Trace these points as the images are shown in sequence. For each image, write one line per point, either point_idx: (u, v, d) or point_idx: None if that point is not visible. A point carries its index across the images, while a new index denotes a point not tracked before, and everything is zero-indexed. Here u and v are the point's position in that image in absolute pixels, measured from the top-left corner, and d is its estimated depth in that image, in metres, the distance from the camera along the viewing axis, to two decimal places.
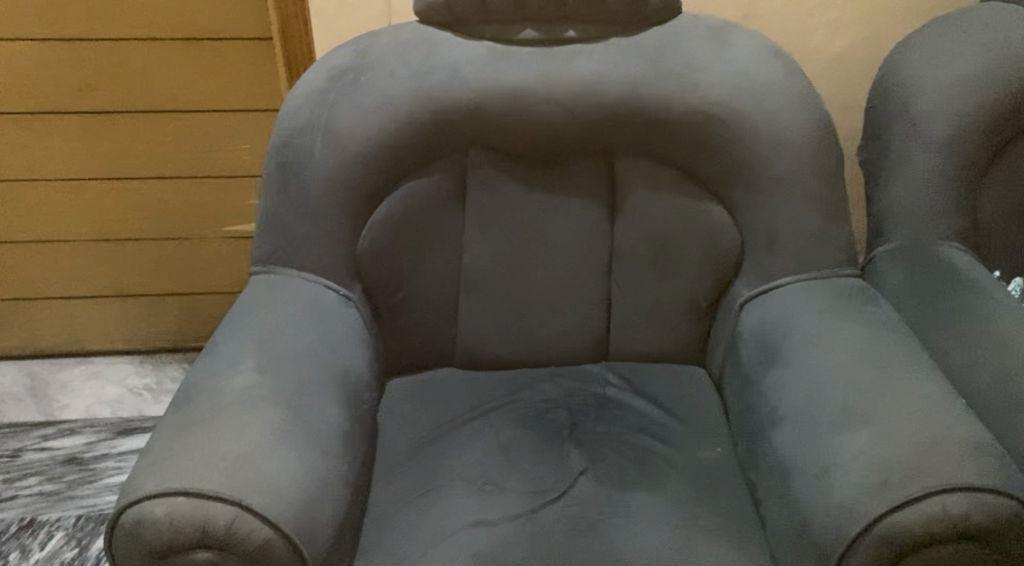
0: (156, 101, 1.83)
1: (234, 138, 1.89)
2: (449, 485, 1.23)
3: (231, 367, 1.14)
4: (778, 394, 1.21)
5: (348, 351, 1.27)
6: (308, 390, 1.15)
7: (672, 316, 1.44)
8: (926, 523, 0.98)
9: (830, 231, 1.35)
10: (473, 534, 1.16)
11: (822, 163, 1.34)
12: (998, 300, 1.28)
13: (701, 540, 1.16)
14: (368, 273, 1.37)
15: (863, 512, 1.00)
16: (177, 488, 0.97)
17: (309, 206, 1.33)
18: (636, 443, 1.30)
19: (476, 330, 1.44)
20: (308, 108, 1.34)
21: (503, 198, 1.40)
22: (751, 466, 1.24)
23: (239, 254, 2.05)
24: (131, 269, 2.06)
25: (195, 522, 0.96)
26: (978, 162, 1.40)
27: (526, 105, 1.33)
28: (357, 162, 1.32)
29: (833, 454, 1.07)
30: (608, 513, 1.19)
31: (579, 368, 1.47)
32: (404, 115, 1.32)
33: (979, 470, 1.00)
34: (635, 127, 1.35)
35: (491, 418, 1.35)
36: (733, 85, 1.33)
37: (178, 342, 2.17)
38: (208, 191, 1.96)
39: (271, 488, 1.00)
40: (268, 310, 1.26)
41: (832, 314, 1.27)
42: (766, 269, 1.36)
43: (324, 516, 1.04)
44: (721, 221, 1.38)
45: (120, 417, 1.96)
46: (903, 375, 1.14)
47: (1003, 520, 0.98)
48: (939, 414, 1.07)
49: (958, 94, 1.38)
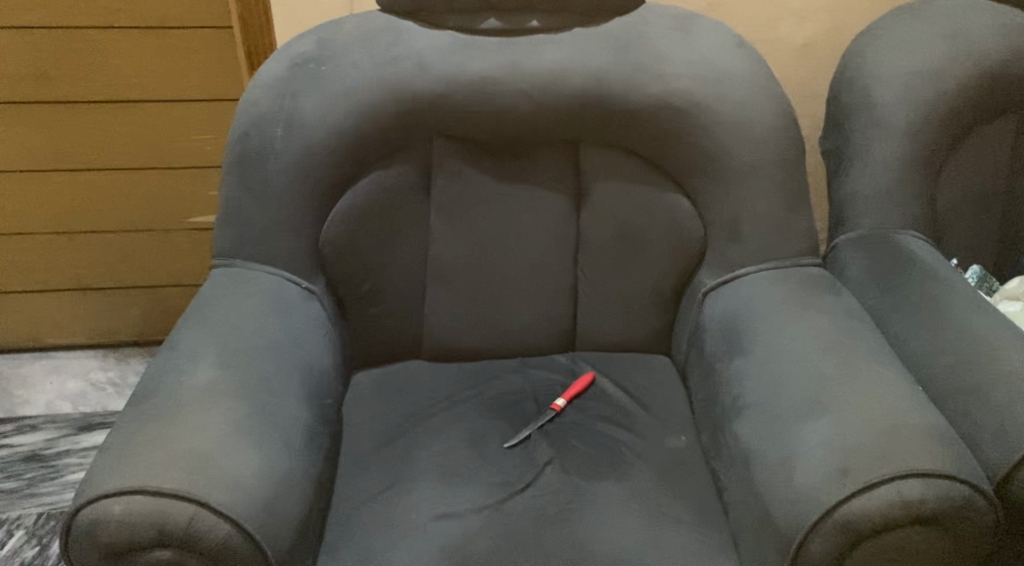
0: (116, 91, 1.81)
1: (196, 128, 1.87)
2: (415, 478, 1.23)
3: (191, 362, 1.13)
4: (740, 383, 1.22)
5: (311, 344, 1.26)
6: (270, 384, 1.14)
7: (637, 306, 1.44)
8: (883, 508, 0.98)
9: (793, 220, 1.36)
10: (439, 525, 1.16)
11: (785, 153, 1.35)
12: (956, 287, 1.29)
13: (667, 528, 1.16)
14: (332, 266, 1.36)
15: (822, 499, 1.01)
16: (136, 486, 0.96)
17: (270, 198, 1.31)
18: (602, 433, 1.31)
19: (442, 321, 1.43)
20: (268, 98, 1.32)
21: (467, 189, 1.39)
22: (714, 454, 1.25)
23: (202, 246, 2.03)
24: (92, 262, 2.02)
25: (153, 521, 0.95)
26: (938, 151, 1.42)
27: (489, 95, 1.33)
28: (319, 153, 1.31)
29: (794, 442, 1.08)
30: (574, 503, 1.19)
31: (546, 358, 1.47)
32: (365, 106, 1.31)
33: (934, 456, 1.01)
34: (599, 117, 1.35)
35: (457, 409, 1.35)
36: (697, 75, 1.33)
37: (141, 335, 2.14)
38: (171, 181, 1.93)
39: (231, 484, 0.99)
40: (229, 303, 1.25)
41: (794, 303, 1.28)
42: (729, 259, 1.37)
43: (286, 511, 1.02)
44: (685, 211, 1.38)
45: (82, 412, 1.93)
46: (863, 363, 1.15)
47: (958, 505, 0.99)
48: (899, 402, 1.08)
49: (918, 83, 1.39)
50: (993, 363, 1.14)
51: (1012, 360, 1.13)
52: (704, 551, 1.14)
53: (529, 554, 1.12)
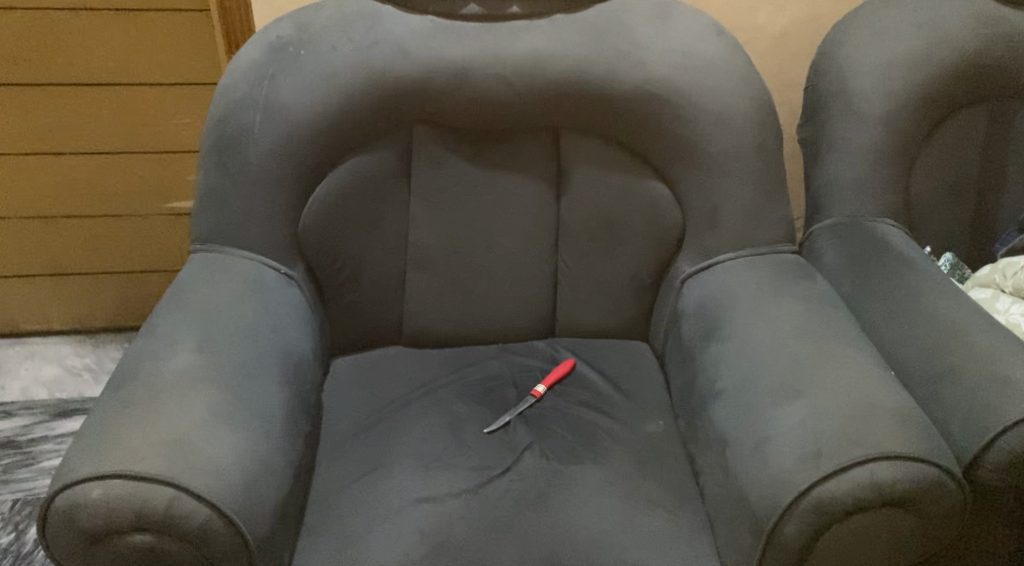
0: (91, 75, 1.79)
1: (173, 113, 1.85)
2: (394, 463, 1.23)
3: (169, 347, 1.13)
4: (716, 368, 1.24)
5: (289, 329, 1.25)
6: (249, 369, 1.14)
7: (615, 292, 1.45)
8: (855, 490, 1.00)
9: (770, 207, 1.37)
10: (418, 510, 1.16)
11: (762, 140, 1.36)
12: (929, 274, 1.31)
13: (644, 512, 1.17)
14: (311, 251, 1.36)
15: (795, 482, 1.02)
16: (113, 471, 0.96)
17: (248, 183, 1.31)
18: (580, 418, 1.32)
19: (421, 307, 1.44)
20: (246, 82, 1.31)
21: (447, 175, 1.39)
22: (691, 438, 1.26)
23: (179, 231, 2.01)
24: (69, 247, 2.00)
25: (131, 505, 0.95)
26: (912, 140, 1.43)
27: (469, 81, 1.33)
28: (298, 139, 1.30)
29: (769, 426, 1.10)
30: (552, 487, 1.20)
31: (525, 344, 1.48)
32: (345, 91, 1.30)
33: (905, 440, 1.02)
34: (578, 104, 1.35)
35: (436, 395, 1.35)
36: (675, 62, 1.34)
37: (118, 321, 2.12)
38: (149, 166, 1.92)
39: (209, 470, 0.99)
40: (207, 288, 1.24)
41: (769, 290, 1.29)
42: (707, 246, 1.38)
43: (264, 496, 1.02)
44: (664, 198, 1.39)
45: (58, 398, 1.92)
46: (838, 348, 1.16)
47: (927, 486, 1.00)
48: (872, 386, 1.10)
49: (893, 72, 1.41)
50: (963, 348, 1.16)
51: (982, 345, 1.15)
52: (681, 534, 1.15)
53: (508, 538, 1.13)
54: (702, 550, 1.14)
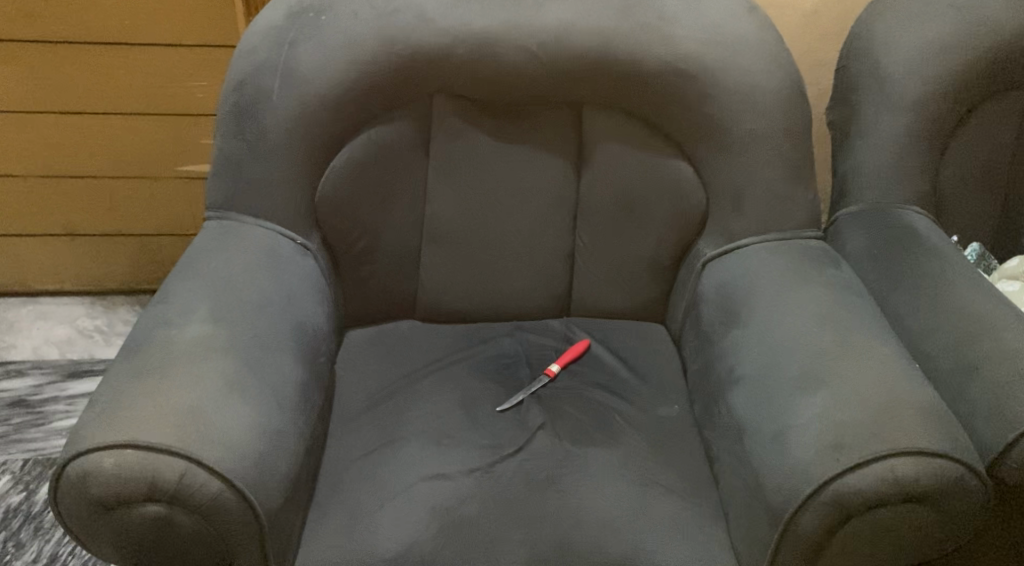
0: (108, 35, 1.77)
1: (190, 75, 1.83)
2: (406, 438, 1.22)
3: (182, 313, 1.11)
4: (736, 354, 1.22)
5: (304, 300, 1.23)
6: (263, 338, 1.11)
7: (633, 273, 1.43)
8: (876, 485, 0.98)
9: (796, 191, 1.34)
10: (430, 487, 1.15)
11: (791, 121, 1.33)
12: (956, 265, 1.28)
13: (657, 496, 1.16)
14: (327, 222, 1.34)
15: (817, 474, 1.00)
16: (125, 441, 0.93)
17: (265, 149, 1.28)
18: (594, 400, 1.30)
19: (436, 282, 1.42)
20: (265, 47, 1.29)
21: (466, 148, 1.37)
22: (706, 424, 1.25)
23: (193, 195, 2.00)
24: (83, 207, 1.98)
25: (144, 476, 0.92)
26: (943, 127, 1.40)
27: (492, 51, 1.30)
28: (317, 106, 1.28)
29: (789, 416, 1.08)
30: (565, 468, 1.19)
31: (540, 323, 1.46)
32: (366, 58, 1.28)
33: (929, 435, 1.00)
34: (603, 79, 1.32)
35: (449, 371, 1.34)
36: (704, 38, 1.31)
37: (129, 284, 2.11)
38: (166, 127, 1.90)
39: (223, 442, 0.96)
40: (222, 256, 1.22)
41: (793, 276, 1.26)
42: (729, 229, 1.35)
43: (276, 470, 1.00)
44: (688, 178, 1.36)
45: (70, 359, 1.92)
46: (860, 338, 1.14)
47: (950, 484, 0.98)
48: (896, 377, 1.08)
49: (927, 56, 1.38)
50: (990, 341, 1.13)
51: (1009, 339, 1.13)
52: (693, 520, 1.14)
53: (520, 519, 1.12)
54: (714, 537, 1.12)
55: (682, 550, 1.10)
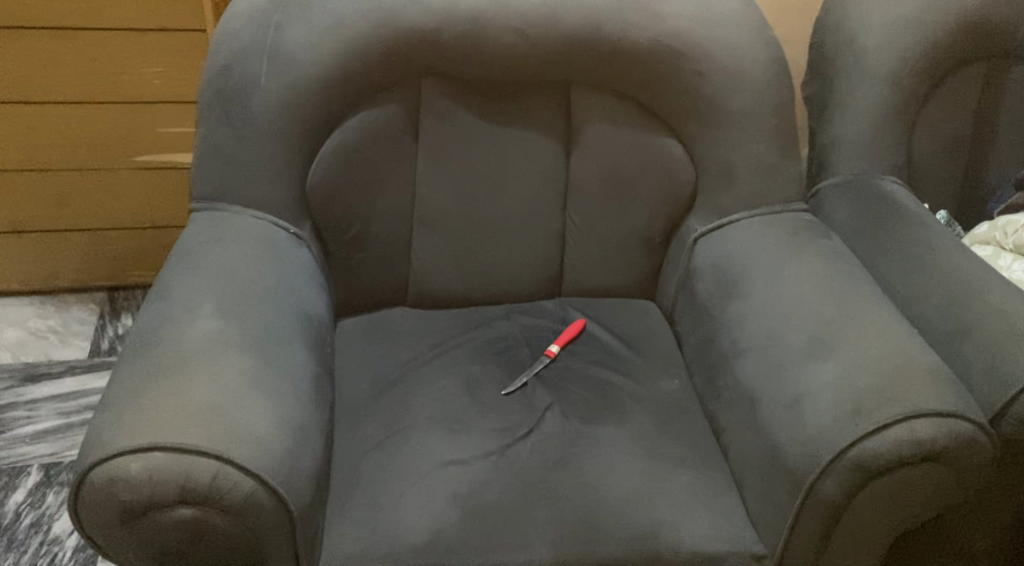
0: (56, 20, 1.70)
1: (146, 62, 1.77)
2: (416, 426, 1.20)
3: (187, 308, 1.06)
4: (738, 327, 1.24)
5: (305, 289, 1.20)
6: (274, 330, 1.08)
7: (625, 250, 1.44)
8: (896, 447, 1.01)
9: (783, 165, 1.37)
10: (446, 473, 1.14)
11: (776, 96, 1.35)
12: (939, 232, 1.33)
13: (672, 470, 1.18)
14: (318, 210, 1.31)
15: (837, 440, 1.03)
16: (152, 443, 0.89)
17: (254, 136, 1.24)
18: (597, 378, 1.31)
19: (429, 267, 1.40)
20: (251, 31, 1.26)
21: (457, 131, 1.35)
22: (711, 397, 1.27)
23: (150, 186, 1.92)
24: (34, 201, 1.89)
25: (174, 479, 0.88)
26: (915, 98, 1.45)
27: (481, 32, 1.29)
28: (307, 90, 1.25)
29: (803, 384, 1.10)
30: (578, 447, 1.19)
31: (532, 304, 1.46)
32: (355, 40, 1.25)
33: (941, 397, 1.04)
34: (593, 57, 1.32)
35: (449, 356, 1.33)
36: (691, 16, 1.32)
37: (81, 281, 2.02)
38: (122, 117, 1.82)
39: (250, 438, 0.93)
40: (218, 248, 1.18)
41: (788, 249, 1.29)
42: (719, 205, 1.37)
43: (303, 464, 0.97)
44: (677, 156, 1.37)
45: (25, 362, 1.82)
46: (862, 305, 1.17)
47: (964, 442, 1.02)
48: (902, 342, 1.11)
49: (899, 31, 1.42)
50: (981, 303, 1.18)
51: (998, 301, 1.17)
52: (709, 491, 1.16)
53: (541, 500, 1.12)
54: (730, 507, 1.15)
55: (703, 521, 1.12)
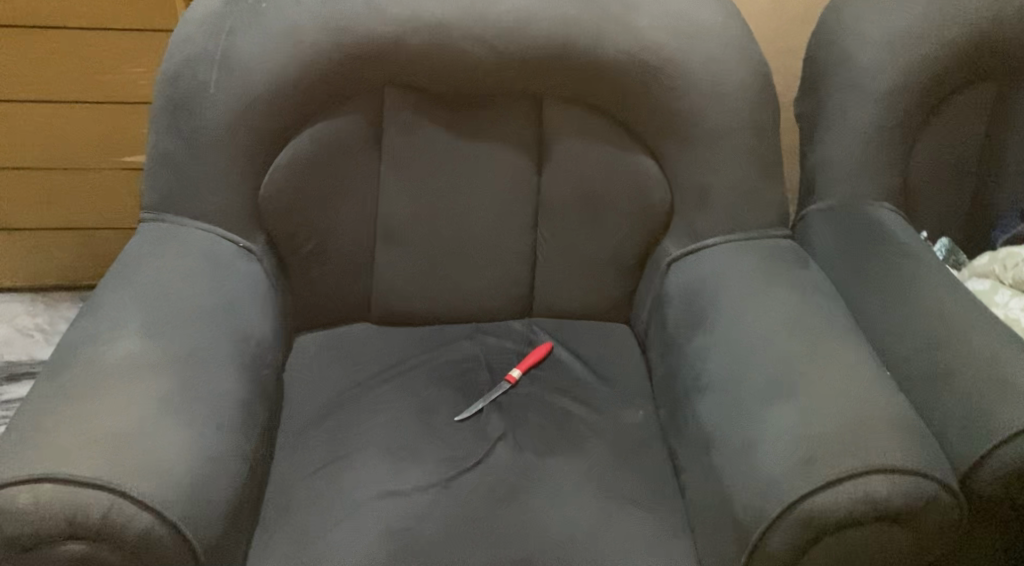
0: (35, 19, 1.67)
1: (127, 62, 1.74)
2: (358, 453, 1.16)
3: (111, 326, 1.03)
4: (701, 360, 1.17)
5: (248, 307, 1.16)
6: (202, 352, 1.04)
7: (597, 272, 1.37)
8: (847, 505, 0.93)
9: (764, 188, 1.29)
10: (381, 506, 1.09)
11: (757, 114, 1.27)
12: (928, 265, 1.24)
13: (621, 510, 1.11)
14: (272, 223, 1.26)
15: (786, 493, 0.95)
16: (43, 474, 0.86)
17: (204, 146, 1.21)
18: (555, 407, 1.25)
19: (390, 284, 1.35)
20: (203, 37, 1.21)
21: (420, 143, 1.29)
22: (672, 432, 1.20)
23: (136, 186, 1.90)
24: (22, 198, 1.88)
25: (63, 513, 0.85)
26: (913, 119, 1.35)
27: (443, 41, 1.23)
28: (258, 100, 1.20)
29: (757, 429, 1.03)
30: (524, 483, 1.13)
31: (500, 325, 1.40)
32: (309, 49, 1.20)
33: (903, 451, 0.96)
34: (562, 70, 1.25)
35: (404, 378, 1.28)
36: (667, 28, 1.25)
37: (70, 279, 2.01)
38: (105, 116, 1.80)
39: (153, 471, 0.89)
40: (158, 262, 1.15)
41: (760, 279, 1.21)
42: (695, 228, 1.30)
43: (214, 497, 0.93)
44: (651, 176, 1.30)
45: (6, 361, 1.82)
46: (831, 345, 1.09)
47: (923, 502, 0.94)
48: (868, 387, 1.03)
49: (896, 47, 1.33)
50: (962, 345, 1.09)
51: (981, 345, 1.08)
52: (659, 536, 1.09)
53: (477, 539, 1.06)
54: (679, 554, 1.08)
55: None
